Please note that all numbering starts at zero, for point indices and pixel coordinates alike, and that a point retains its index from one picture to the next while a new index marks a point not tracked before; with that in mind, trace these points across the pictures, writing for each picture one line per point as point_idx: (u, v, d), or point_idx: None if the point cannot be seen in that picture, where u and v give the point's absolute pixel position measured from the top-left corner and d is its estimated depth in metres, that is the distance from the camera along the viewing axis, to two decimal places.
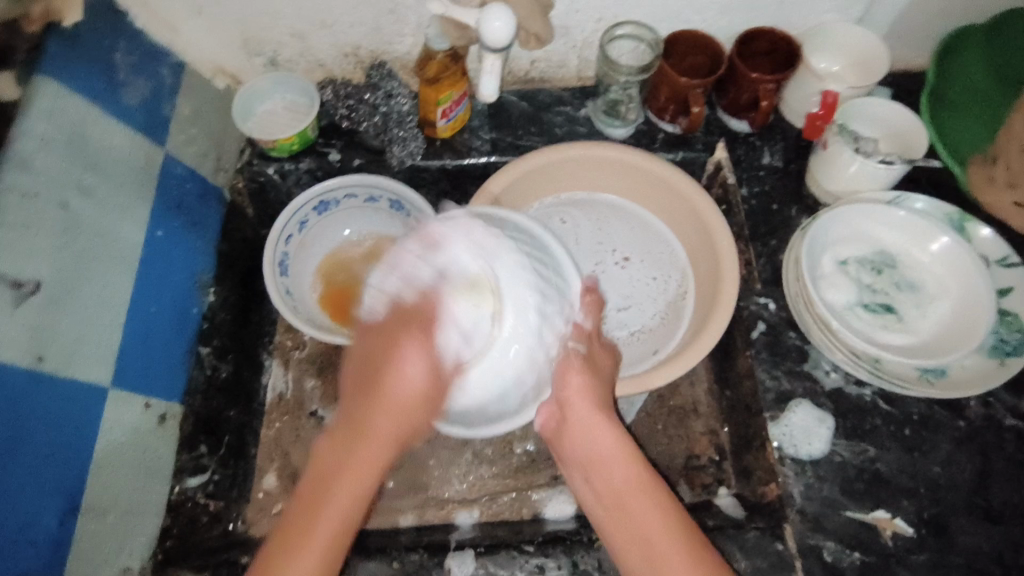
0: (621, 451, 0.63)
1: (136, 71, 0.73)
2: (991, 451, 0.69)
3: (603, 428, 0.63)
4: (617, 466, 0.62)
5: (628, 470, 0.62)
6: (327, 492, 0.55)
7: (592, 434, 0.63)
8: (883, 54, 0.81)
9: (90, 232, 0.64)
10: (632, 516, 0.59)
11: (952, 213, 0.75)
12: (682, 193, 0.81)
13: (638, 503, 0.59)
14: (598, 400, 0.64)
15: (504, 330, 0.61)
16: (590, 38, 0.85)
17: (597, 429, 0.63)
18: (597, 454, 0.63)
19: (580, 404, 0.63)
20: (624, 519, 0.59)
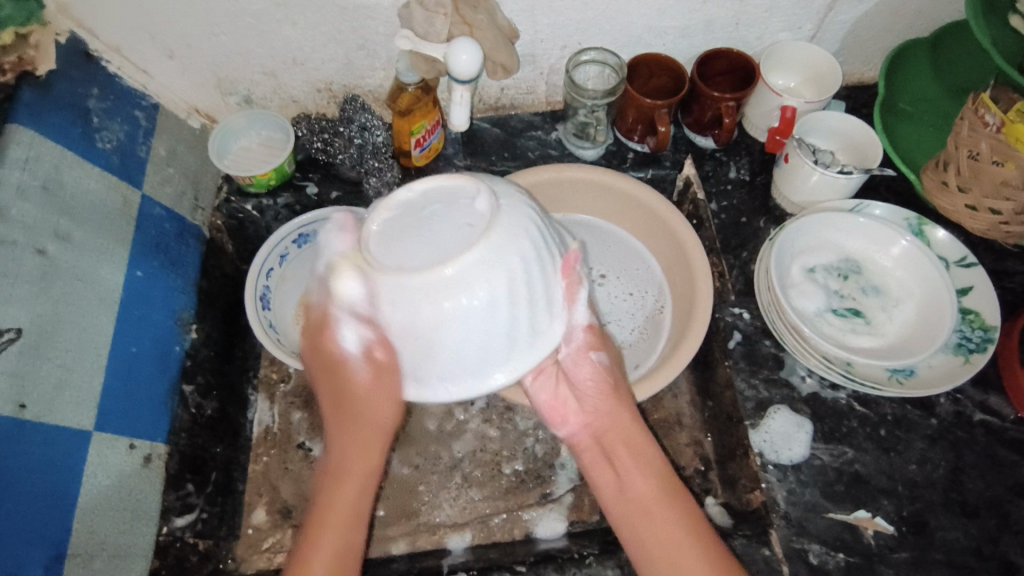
0: (649, 457, 0.62)
1: (111, 115, 0.74)
2: (962, 446, 0.72)
3: (643, 442, 0.63)
4: (642, 472, 0.62)
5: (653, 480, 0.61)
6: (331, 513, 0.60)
7: (625, 445, 0.63)
8: (836, 67, 0.84)
9: (68, 276, 0.65)
10: (651, 526, 0.59)
11: (910, 218, 0.78)
12: (653, 210, 0.84)
13: (660, 508, 0.60)
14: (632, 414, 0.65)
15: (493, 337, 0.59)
16: (557, 65, 0.88)
17: (626, 442, 0.64)
18: (629, 458, 0.63)
19: (624, 423, 0.64)
20: (644, 527, 0.59)
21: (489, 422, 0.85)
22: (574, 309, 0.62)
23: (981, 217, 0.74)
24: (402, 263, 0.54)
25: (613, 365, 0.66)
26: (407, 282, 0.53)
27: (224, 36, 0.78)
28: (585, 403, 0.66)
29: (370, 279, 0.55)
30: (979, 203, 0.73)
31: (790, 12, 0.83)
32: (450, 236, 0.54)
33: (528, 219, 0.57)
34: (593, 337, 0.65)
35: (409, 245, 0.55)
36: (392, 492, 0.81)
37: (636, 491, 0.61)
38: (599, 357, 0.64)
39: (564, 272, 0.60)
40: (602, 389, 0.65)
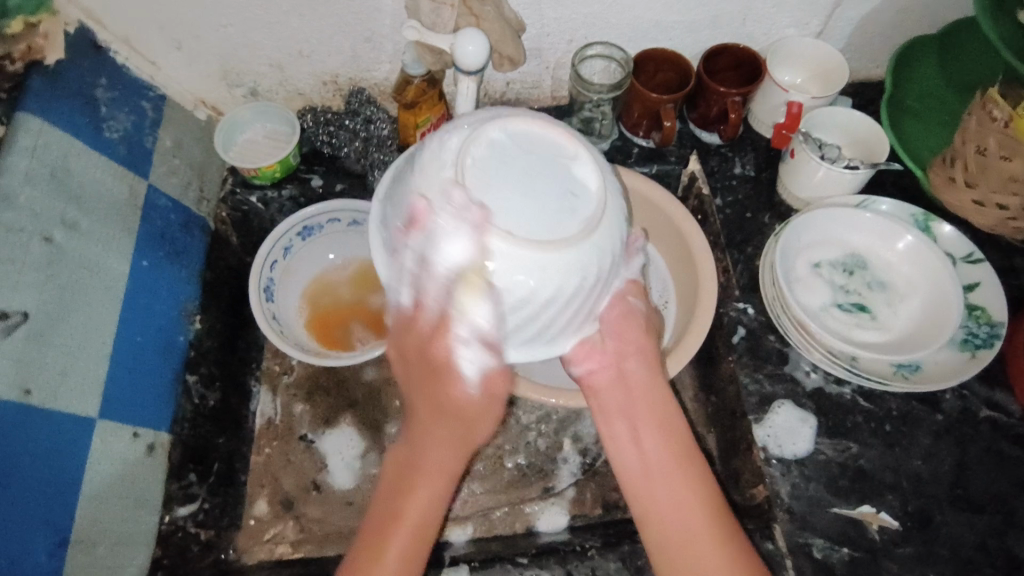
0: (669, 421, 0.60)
1: (118, 105, 0.74)
2: (967, 443, 0.71)
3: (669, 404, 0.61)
4: (664, 439, 0.59)
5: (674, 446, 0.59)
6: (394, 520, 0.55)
7: (640, 400, 0.61)
8: (842, 64, 0.84)
9: (75, 264, 0.65)
10: (669, 495, 0.57)
11: (916, 214, 0.78)
12: (657, 204, 0.84)
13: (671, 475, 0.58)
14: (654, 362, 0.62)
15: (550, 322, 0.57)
16: (563, 59, 0.88)
17: (644, 398, 0.61)
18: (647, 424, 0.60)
19: (638, 369, 0.61)
20: (660, 493, 0.57)
21: None
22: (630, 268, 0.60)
23: (988, 212, 0.74)
24: (494, 199, 0.50)
25: (647, 319, 0.63)
26: (501, 223, 0.50)
27: (232, 28, 0.78)
28: (617, 346, 0.61)
29: (452, 209, 0.50)
30: (987, 198, 0.72)
31: (797, 7, 0.83)
32: (548, 184, 0.51)
33: (619, 205, 0.56)
34: (641, 299, 0.62)
35: (511, 175, 0.51)
36: None
37: (655, 455, 0.58)
38: (634, 305, 0.61)
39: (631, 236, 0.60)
40: (636, 327, 0.61)
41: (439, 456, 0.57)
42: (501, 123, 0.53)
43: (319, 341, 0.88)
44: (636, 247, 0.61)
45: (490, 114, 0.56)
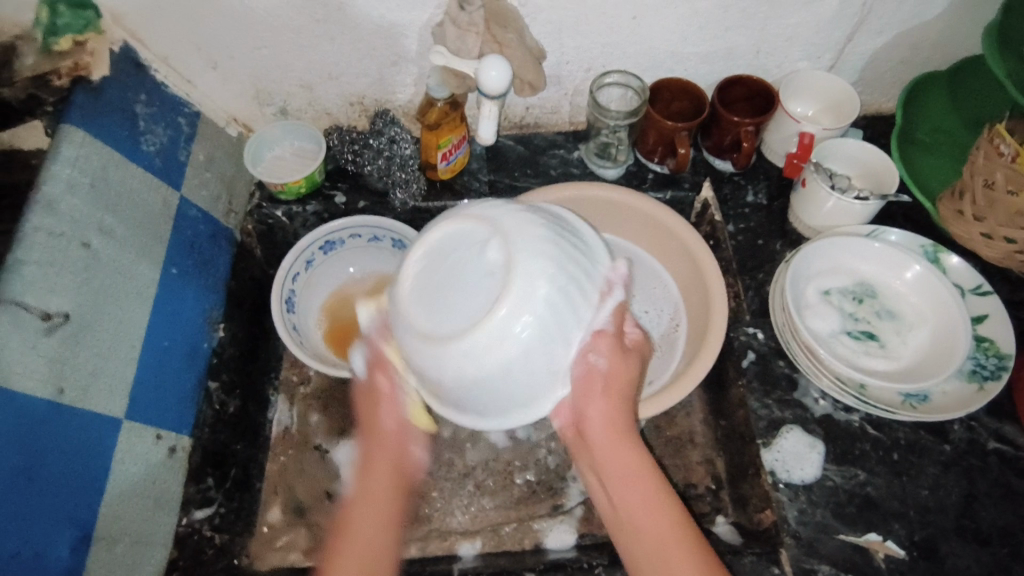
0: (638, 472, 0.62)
1: (156, 120, 0.78)
2: (976, 474, 0.72)
3: (624, 451, 0.63)
4: (634, 486, 0.62)
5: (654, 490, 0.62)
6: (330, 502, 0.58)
7: (611, 453, 0.63)
8: (854, 96, 0.86)
9: (110, 269, 0.68)
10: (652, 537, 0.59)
11: (926, 245, 0.79)
12: (670, 229, 0.86)
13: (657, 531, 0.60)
14: (621, 425, 0.63)
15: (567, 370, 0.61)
16: (581, 86, 0.91)
17: (615, 450, 0.63)
18: (616, 474, 0.62)
19: (603, 427, 0.63)
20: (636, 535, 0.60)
21: (504, 433, 0.87)
22: (599, 317, 0.61)
23: (997, 244, 0.74)
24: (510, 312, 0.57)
25: (616, 372, 0.63)
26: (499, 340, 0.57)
27: (266, 50, 0.82)
28: (591, 407, 0.62)
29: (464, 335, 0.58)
30: (994, 230, 0.73)
31: (810, 42, 0.85)
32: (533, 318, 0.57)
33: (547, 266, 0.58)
34: (610, 356, 0.62)
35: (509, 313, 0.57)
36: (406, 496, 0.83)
37: (645, 515, 0.61)
38: (587, 368, 0.61)
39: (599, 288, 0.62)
40: (606, 385, 0.62)
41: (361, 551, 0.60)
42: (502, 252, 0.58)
43: (337, 353, 0.91)
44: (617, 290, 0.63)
45: (481, 223, 0.60)
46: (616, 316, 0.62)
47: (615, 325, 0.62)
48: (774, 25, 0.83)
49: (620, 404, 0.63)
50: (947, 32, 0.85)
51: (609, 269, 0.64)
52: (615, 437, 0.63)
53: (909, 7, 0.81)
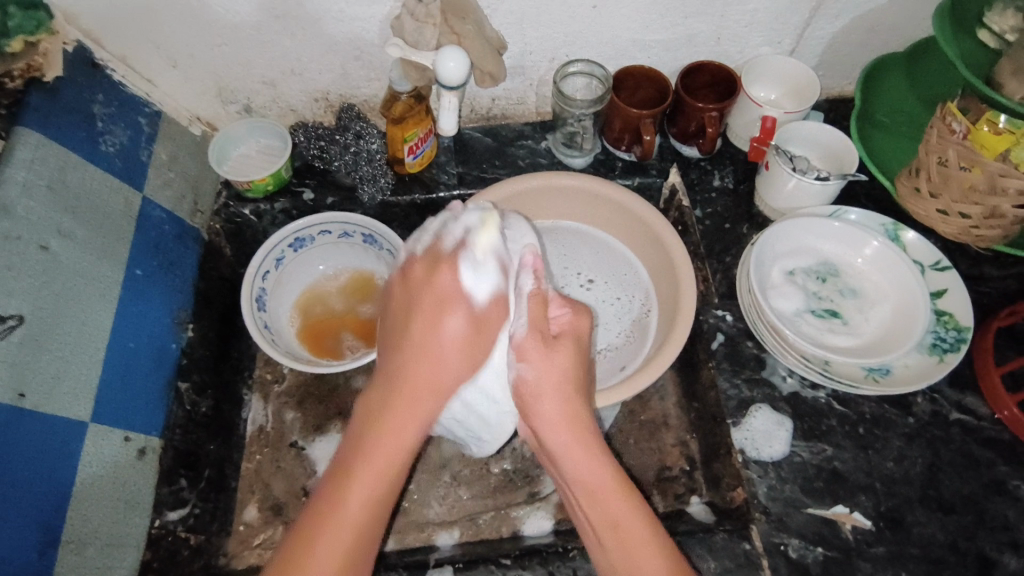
0: (594, 470, 0.62)
1: (114, 120, 0.77)
2: (939, 445, 0.73)
3: (586, 453, 0.62)
4: (599, 503, 0.61)
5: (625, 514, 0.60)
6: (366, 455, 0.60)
7: (578, 466, 0.62)
8: (814, 79, 0.87)
9: (70, 272, 0.67)
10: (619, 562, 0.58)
11: (886, 223, 0.81)
12: (639, 216, 0.86)
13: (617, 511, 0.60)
14: (580, 427, 0.64)
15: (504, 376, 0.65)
16: (546, 76, 0.91)
17: (577, 453, 0.63)
18: (581, 489, 0.62)
19: (557, 433, 0.63)
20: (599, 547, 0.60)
21: None
22: (516, 323, 0.64)
23: (952, 220, 0.76)
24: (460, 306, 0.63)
25: (549, 368, 0.64)
26: (450, 334, 0.62)
27: (226, 47, 0.81)
28: (538, 416, 0.64)
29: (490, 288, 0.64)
30: (949, 207, 0.75)
31: (769, 27, 0.86)
32: (469, 322, 0.63)
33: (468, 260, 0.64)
34: (535, 350, 0.64)
35: (453, 309, 0.62)
36: None
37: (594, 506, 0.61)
38: (518, 378, 0.65)
39: (514, 278, 0.65)
40: (540, 395, 0.64)
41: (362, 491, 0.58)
42: (454, 261, 0.64)
43: (311, 350, 0.91)
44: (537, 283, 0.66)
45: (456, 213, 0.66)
46: (535, 303, 0.65)
47: (537, 317, 0.65)
48: (733, 11, 0.83)
49: (573, 407, 0.64)
50: (902, 14, 0.86)
51: (519, 258, 0.66)
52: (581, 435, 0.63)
53: None
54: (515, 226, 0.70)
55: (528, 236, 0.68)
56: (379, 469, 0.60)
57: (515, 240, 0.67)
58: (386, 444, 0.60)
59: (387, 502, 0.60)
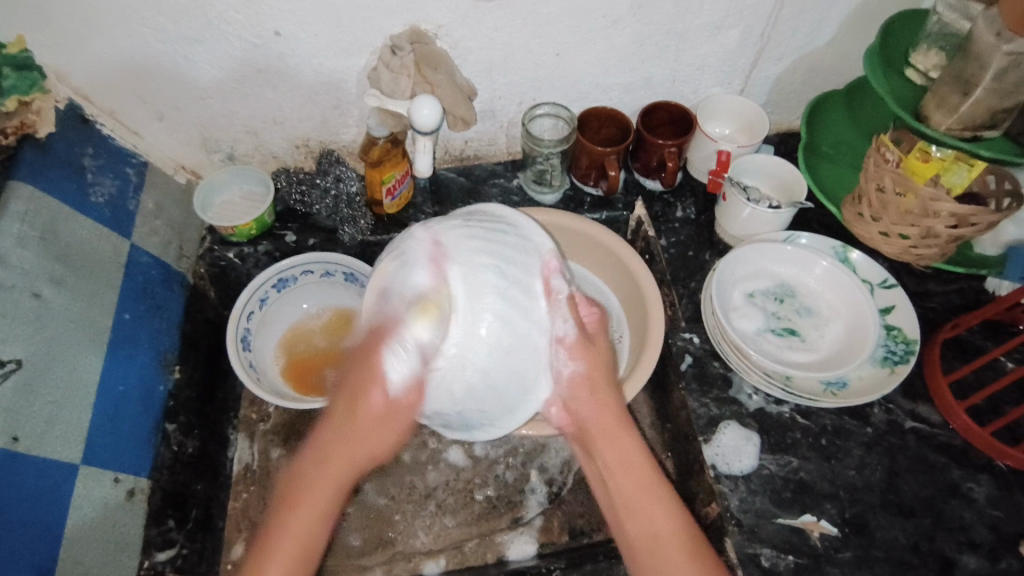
0: (630, 461, 0.66)
1: (103, 171, 0.81)
2: (896, 452, 0.78)
3: (623, 440, 0.67)
4: (630, 474, 0.66)
5: (650, 476, 0.66)
6: (306, 493, 0.62)
7: (610, 440, 0.67)
8: (763, 116, 0.94)
9: (62, 318, 0.70)
10: (648, 521, 0.63)
11: (836, 246, 0.87)
12: (607, 247, 0.92)
13: (651, 509, 0.64)
14: (614, 417, 0.68)
15: (540, 368, 0.65)
16: (515, 118, 0.97)
17: (613, 440, 0.67)
18: (613, 459, 0.67)
19: (597, 421, 0.67)
20: (631, 518, 0.64)
21: (461, 452, 0.89)
22: (560, 321, 0.65)
23: (893, 241, 0.83)
24: (484, 285, 0.61)
25: (593, 372, 0.67)
26: (487, 320, 0.61)
27: (211, 100, 0.85)
28: (578, 406, 0.67)
29: (470, 300, 0.61)
30: (889, 229, 0.81)
31: (719, 69, 0.93)
32: (507, 312, 0.62)
33: (482, 268, 0.62)
34: (582, 356, 0.67)
35: (478, 297, 0.61)
36: (368, 522, 0.84)
37: (628, 495, 0.65)
38: (570, 371, 0.67)
39: (543, 278, 0.65)
40: (590, 385, 0.67)
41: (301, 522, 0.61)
42: (459, 257, 0.61)
43: (295, 387, 0.93)
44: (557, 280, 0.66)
45: (449, 231, 0.63)
46: (569, 307, 0.66)
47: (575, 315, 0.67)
48: (684, 55, 0.90)
49: (604, 401, 0.67)
50: (839, 55, 0.94)
51: (542, 263, 0.66)
52: (616, 424, 0.67)
53: (801, 35, 0.90)
54: (521, 225, 0.69)
55: (546, 237, 0.69)
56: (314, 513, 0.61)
57: (534, 244, 0.67)
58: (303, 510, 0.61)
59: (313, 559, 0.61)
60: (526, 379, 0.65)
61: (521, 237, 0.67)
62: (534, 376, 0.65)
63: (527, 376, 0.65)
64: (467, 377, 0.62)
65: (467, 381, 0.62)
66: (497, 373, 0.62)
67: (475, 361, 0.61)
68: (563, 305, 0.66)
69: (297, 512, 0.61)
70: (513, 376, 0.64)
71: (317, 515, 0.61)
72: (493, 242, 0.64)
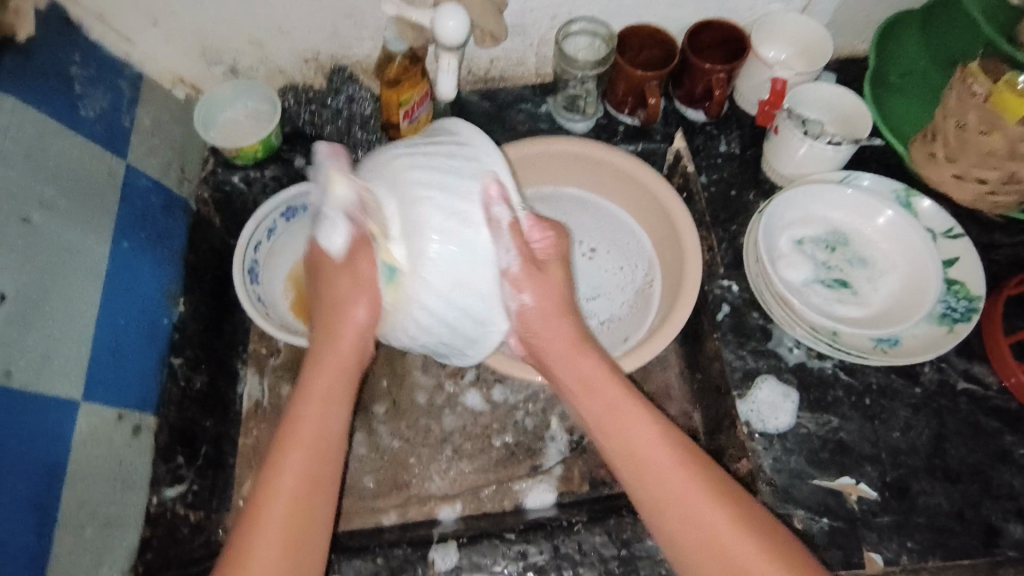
0: (597, 380, 0.61)
1: (93, 83, 0.73)
2: (945, 415, 0.73)
3: (584, 358, 0.61)
4: (596, 395, 0.60)
5: (617, 390, 0.60)
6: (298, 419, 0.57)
7: (571, 365, 0.62)
8: (826, 39, 0.84)
9: (55, 246, 0.64)
10: (620, 439, 0.58)
11: (898, 190, 0.78)
12: (642, 184, 0.84)
13: (637, 427, 0.58)
14: (574, 335, 0.62)
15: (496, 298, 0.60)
16: (547, 35, 0.87)
17: (575, 361, 0.61)
18: (575, 384, 0.61)
19: (550, 342, 0.62)
20: (608, 440, 0.59)
21: (479, 396, 0.85)
22: (503, 251, 0.58)
23: (967, 186, 0.75)
24: (414, 220, 0.56)
25: (547, 303, 0.61)
26: (428, 255, 0.56)
27: (209, 4, 0.76)
28: (538, 333, 0.61)
29: (409, 236, 0.56)
30: (967, 172, 0.73)
31: None
32: (448, 243, 0.56)
33: (420, 202, 0.56)
34: (535, 287, 0.60)
35: (414, 235, 0.56)
36: (382, 463, 0.81)
37: (599, 408, 0.60)
38: (519, 305, 0.60)
39: (482, 206, 0.58)
40: (543, 315, 0.61)
41: (299, 455, 0.55)
42: (394, 187, 0.56)
43: (306, 323, 0.88)
44: (502, 206, 0.58)
45: (390, 159, 0.58)
46: (514, 234, 0.58)
47: (523, 242, 0.59)
48: None
49: (563, 317, 0.62)
50: None
51: (483, 187, 0.58)
52: (574, 339, 0.62)
53: None
54: (471, 145, 0.61)
55: (491, 158, 0.60)
56: (307, 438, 0.56)
57: (477, 165, 0.59)
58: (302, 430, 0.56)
59: (328, 447, 0.57)
60: (484, 312, 0.59)
61: (464, 159, 0.59)
62: (493, 310, 0.60)
63: (481, 308, 0.59)
64: (416, 312, 0.58)
65: (417, 320, 0.59)
66: (453, 305, 0.58)
67: (424, 297, 0.57)
68: (508, 231, 0.58)
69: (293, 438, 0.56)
70: (464, 310, 0.59)
71: (312, 446, 0.56)
72: (427, 167, 0.57)
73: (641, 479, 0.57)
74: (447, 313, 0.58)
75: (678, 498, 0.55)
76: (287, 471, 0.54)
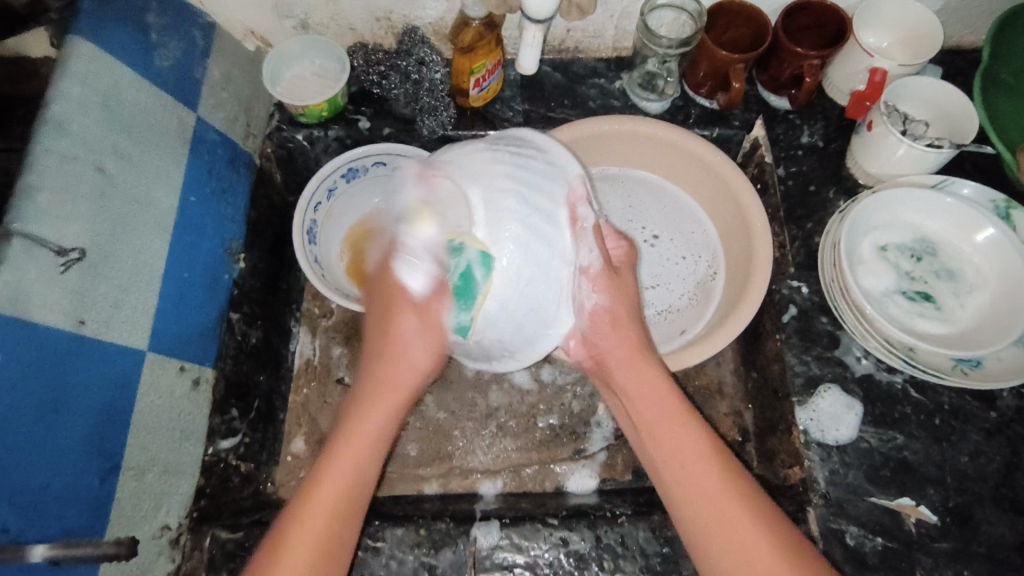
0: (654, 390, 0.61)
1: (168, 32, 0.72)
2: (1019, 443, 0.69)
3: (652, 376, 0.62)
4: (652, 401, 0.61)
5: (671, 402, 0.61)
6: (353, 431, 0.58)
7: (632, 374, 0.62)
8: (934, 24, 0.77)
9: (126, 197, 0.64)
10: (660, 438, 0.60)
11: (998, 200, 0.73)
12: (717, 172, 0.80)
13: (693, 449, 0.58)
14: (634, 349, 0.63)
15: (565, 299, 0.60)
16: (629, 8, 0.82)
17: (631, 369, 0.62)
18: (630, 388, 0.62)
19: (614, 351, 0.62)
20: (655, 446, 0.60)
21: (527, 375, 0.85)
22: (584, 251, 0.59)
23: None
24: (500, 210, 0.55)
25: (617, 308, 0.62)
26: (510, 245, 0.55)
27: None
28: (600, 339, 0.62)
29: (495, 223, 0.55)
30: None
31: None
32: (531, 236, 0.56)
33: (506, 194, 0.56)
34: (603, 288, 0.60)
35: (495, 223, 0.55)
36: (426, 434, 0.82)
37: (650, 414, 0.61)
38: (592, 305, 0.60)
39: (567, 205, 0.58)
40: (609, 319, 0.61)
41: (344, 462, 0.57)
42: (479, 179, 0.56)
43: None
44: (585, 208, 0.59)
45: (473, 153, 0.58)
46: (596, 237, 0.60)
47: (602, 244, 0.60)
48: None
49: (628, 330, 0.63)
50: None
51: (568, 189, 0.59)
52: (634, 346, 0.63)
53: None
54: (551, 149, 0.61)
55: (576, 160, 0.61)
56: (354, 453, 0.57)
57: (561, 168, 0.60)
58: (345, 450, 0.57)
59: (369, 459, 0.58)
60: (551, 311, 0.59)
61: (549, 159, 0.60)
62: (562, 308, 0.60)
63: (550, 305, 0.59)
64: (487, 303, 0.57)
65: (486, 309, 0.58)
66: (522, 301, 0.57)
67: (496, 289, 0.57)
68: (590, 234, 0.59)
69: (342, 449, 0.57)
70: (536, 305, 0.58)
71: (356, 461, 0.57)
72: (511, 163, 0.57)
73: (680, 490, 0.57)
74: (517, 308, 0.58)
75: (702, 496, 0.56)
76: (325, 489, 0.56)
